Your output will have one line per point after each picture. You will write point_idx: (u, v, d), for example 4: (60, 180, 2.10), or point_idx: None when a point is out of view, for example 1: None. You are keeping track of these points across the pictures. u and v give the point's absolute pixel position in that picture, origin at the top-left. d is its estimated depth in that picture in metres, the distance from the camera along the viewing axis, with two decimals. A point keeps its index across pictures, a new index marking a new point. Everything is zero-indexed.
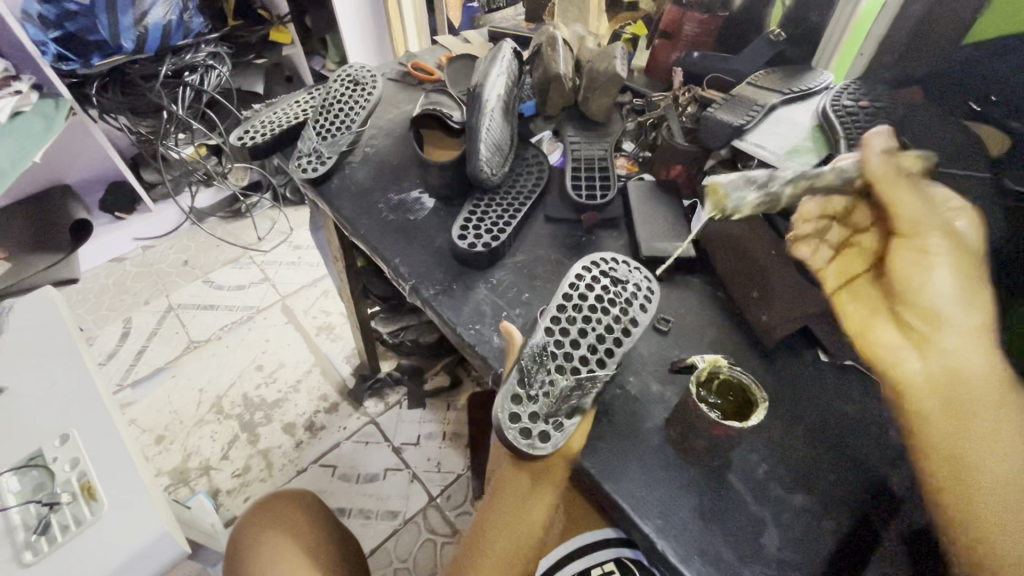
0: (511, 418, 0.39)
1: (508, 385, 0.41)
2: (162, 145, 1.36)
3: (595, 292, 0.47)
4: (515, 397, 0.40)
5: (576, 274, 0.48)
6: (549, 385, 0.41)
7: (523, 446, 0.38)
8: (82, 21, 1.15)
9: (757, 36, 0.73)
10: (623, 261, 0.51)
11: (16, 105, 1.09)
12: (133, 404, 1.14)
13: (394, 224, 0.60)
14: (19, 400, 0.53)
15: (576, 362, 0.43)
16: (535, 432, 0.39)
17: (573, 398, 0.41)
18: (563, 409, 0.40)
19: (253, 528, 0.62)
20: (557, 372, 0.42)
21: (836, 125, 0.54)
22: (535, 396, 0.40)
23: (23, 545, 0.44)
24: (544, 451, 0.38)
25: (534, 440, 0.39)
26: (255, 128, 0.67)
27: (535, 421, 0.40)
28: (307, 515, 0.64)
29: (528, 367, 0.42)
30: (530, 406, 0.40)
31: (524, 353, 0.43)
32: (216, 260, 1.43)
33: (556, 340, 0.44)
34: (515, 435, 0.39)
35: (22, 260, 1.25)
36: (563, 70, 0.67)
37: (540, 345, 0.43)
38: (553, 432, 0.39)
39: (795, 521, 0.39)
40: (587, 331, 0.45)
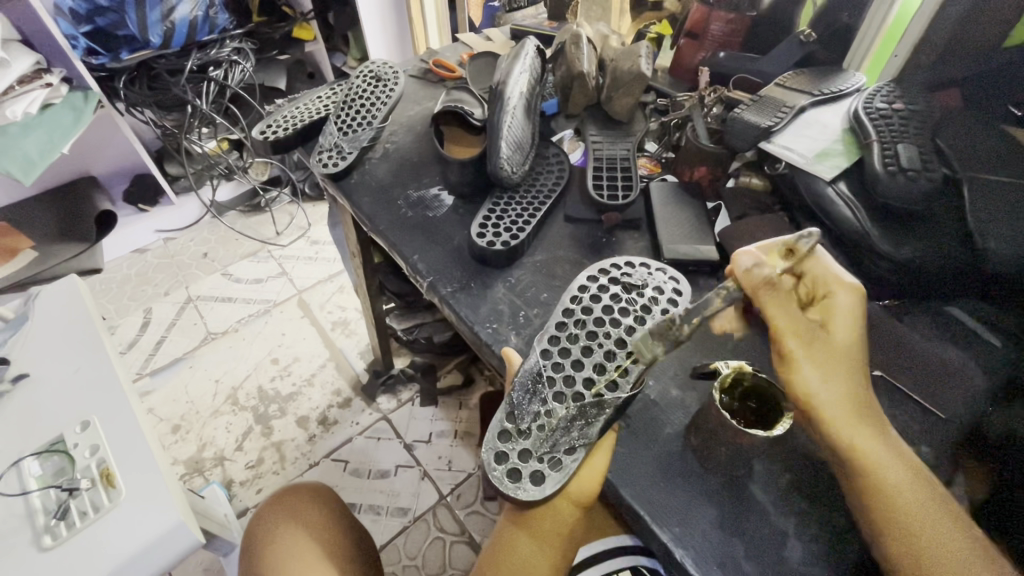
0: (498, 458, 0.39)
1: (497, 421, 0.40)
2: (185, 139, 1.38)
3: (601, 306, 0.46)
4: (504, 434, 0.40)
5: (579, 290, 0.48)
6: (544, 417, 0.40)
7: (511, 488, 0.37)
8: (111, 16, 1.16)
9: (786, 37, 0.72)
10: (640, 265, 0.50)
11: (47, 97, 1.11)
12: (152, 393, 1.16)
13: (413, 221, 0.59)
14: (43, 385, 0.54)
15: (579, 388, 0.42)
16: (525, 474, 0.38)
17: (574, 428, 0.39)
18: (559, 446, 0.39)
19: (266, 521, 0.62)
20: (556, 401, 0.41)
21: (870, 128, 0.52)
22: (526, 431, 0.40)
23: (43, 529, 0.45)
24: (535, 494, 0.37)
25: (523, 482, 0.38)
26: (277, 123, 0.67)
27: (526, 460, 0.39)
28: (319, 509, 0.64)
29: (519, 401, 0.41)
30: (521, 443, 0.39)
31: (517, 385, 0.42)
32: (235, 254, 1.45)
33: (553, 364, 0.43)
34: (502, 477, 0.38)
35: (50, 250, 1.26)
36: (586, 68, 0.66)
37: (535, 373, 0.43)
38: (547, 471, 0.38)
39: (821, 535, 0.38)
40: (591, 351, 0.44)
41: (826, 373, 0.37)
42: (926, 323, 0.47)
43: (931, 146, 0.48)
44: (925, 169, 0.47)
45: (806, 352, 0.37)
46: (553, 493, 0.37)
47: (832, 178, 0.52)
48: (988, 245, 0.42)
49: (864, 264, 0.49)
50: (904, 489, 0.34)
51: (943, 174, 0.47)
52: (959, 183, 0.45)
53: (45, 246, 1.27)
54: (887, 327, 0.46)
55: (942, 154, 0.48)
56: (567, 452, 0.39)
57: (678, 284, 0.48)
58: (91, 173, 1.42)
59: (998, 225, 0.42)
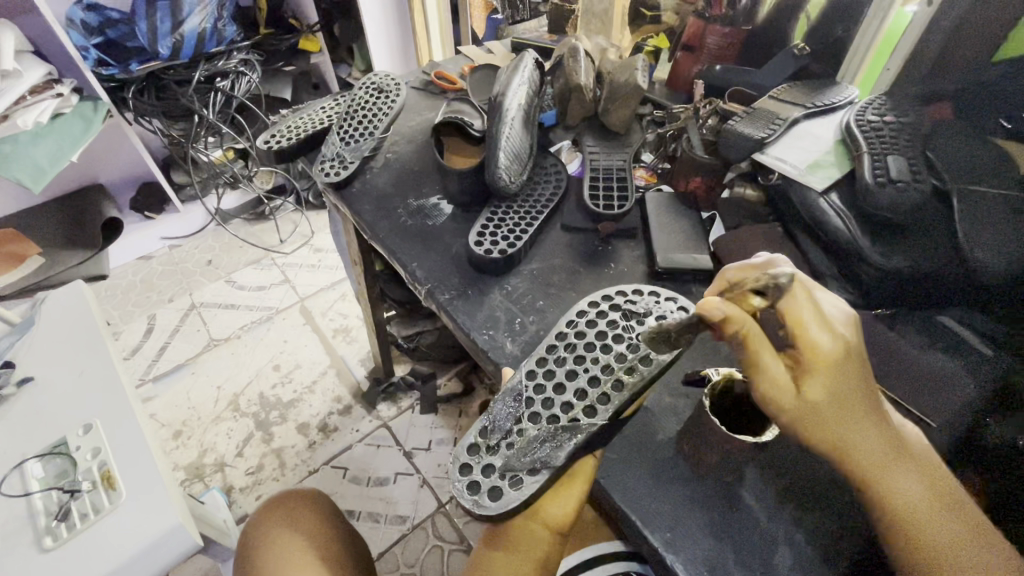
0: (462, 470, 0.40)
1: (470, 434, 0.42)
2: (192, 148, 1.40)
3: (595, 329, 0.46)
4: (474, 448, 0.41)
5: (577, 312, 0.48)
6: (516, 435, 0.41)
7: (465, 499, 0.38)
8: (122, 28, 1.21)
9: (781, 50, 0.73)
10: (649, 294, 0.48)
11: (58, 107, 1.14)
12: (154, 399, 1.17)
13: (412, 229, 0.60)
14: (48, 388, 0.55)
15: (556, 410, 0.42)
16: (484, 487, 0.39)
17: (543, 448, 0.40)
18: (525, 465, 0.39)
19: (260, 527, 0.63)
20: (531, 420, 0.41)
21: (860, 140, 0.54)
22: (495, 447, 0.40)
23: (44, 530, 0.45)
24: (488, 508, 0.37)
25: (482, 497, 0.38)
26: (281, 133, 0.69)
27: (487, 474, 0.39)
28: (315, 514, 0.65)
29: (494, 417, 0.42)
30: (485, 458, 0.40)
31: (497, 401, 0.43)
32: (239, 261, 1.47)
33: (536, 384, 0.44)
34: (463, 488, 0.39)
35: (57, 255, 1.31)
36: (584, 81, 0.68)
37: (516, 391, 0.44)
38: (507, 488, 0.38)
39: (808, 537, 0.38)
40: (576, 375, 0.43)
41: (829, 414, 0.35)
42: (918, 333, 0.46)
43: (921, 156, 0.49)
44: (915, 180, 0.48)
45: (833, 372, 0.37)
46: (507, 511, 0.37)
47: (824, 189, 0.54)
48: (975, 254, 0.41)
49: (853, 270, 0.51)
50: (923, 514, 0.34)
51: (932, 184, 0.46)
52: (947, 194, 0.45)
53: (51, 253, 1.31)
54: (874, 331, 0.48)
55: (931, 164, 0.48)
56: (530, 473, 0.39)
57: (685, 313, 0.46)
58: (98, 181, 1.44)
59: (981, 230, 0.41)
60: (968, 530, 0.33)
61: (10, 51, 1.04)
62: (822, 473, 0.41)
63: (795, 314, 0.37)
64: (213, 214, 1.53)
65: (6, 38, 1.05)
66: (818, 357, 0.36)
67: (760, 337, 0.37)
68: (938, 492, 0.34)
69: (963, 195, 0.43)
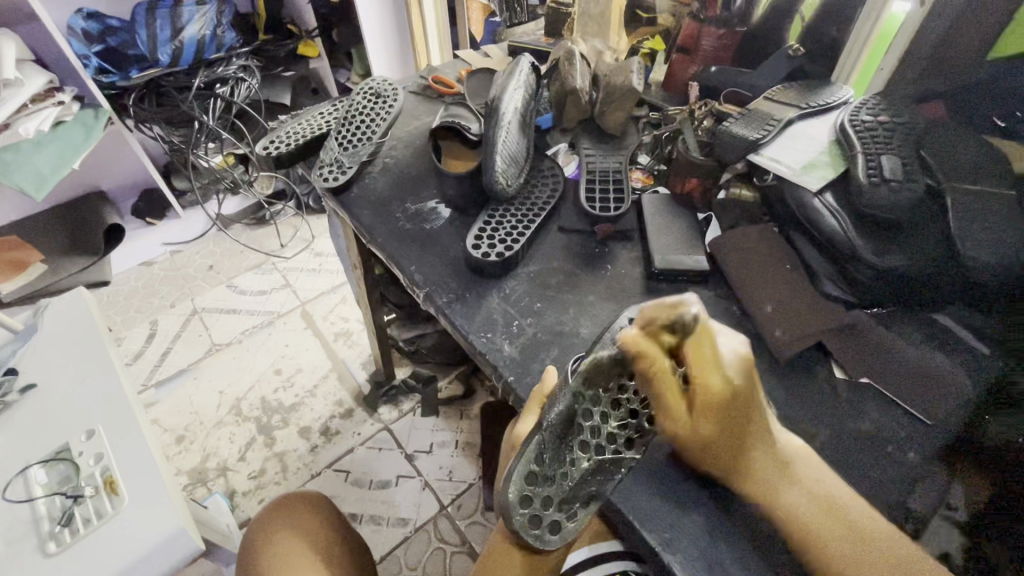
0: (521, 503, 0.37)
1: (524, 463, 0.38)
2: (192, 154, 1.41)
3: None
4: (529, 478, 0.38)
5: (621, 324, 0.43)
6: (568, 467, 0.39)
7: (530, 536, 0.37)
8: (123, 36, 1.26)
9: (776, 51, 0.73)
10: None
11: (59, 115, 1.14)
12: (156, 404, 1.17)
13: (410, 233, 0.61)
14: (51, 394, 0.55)
15: (603, 440, 0.40)
16: (545, 522, 0.37)
17: (594, 481, 0.39)
18: (579, 497, 0.38)
19: (261, 532, 0.63)
20: (580, 451, 0.39)
21: (854, 139, 0.53)
22: (551, 478, 0.38)
23: (48, 536, 0.46)
24: (550, 544, 0.37)
25: (543, 531, 0.37)
26: (280, 139, 0.69)
27: (547, 508, 0.37)
28: (320, 518, 0.65)
29: (546, 445, 0.39)
30: (544, 490, 0.38)
31: (546, 427, 0.39)
32: (240, 266, 1.47)
33: (583, 409, 0.40)
34: (524, 523, 0.37)
35: (58, 262, 1.31)
36: (579, 84, 0.68)
37: (566, 417, 0.39)
38: (564, 521, 0.37)
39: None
40: (620, 404, 0.41)
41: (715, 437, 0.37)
42: (917, 334, 0.47)
43: (915, 157, 0.49)
44: (908, 180, 0.48)
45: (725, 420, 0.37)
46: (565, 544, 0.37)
47: (818, 189, 0.53)
48: (971, 252, 0.43)
49: (848, 271, 0.49)
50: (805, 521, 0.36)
51: (927, 184, 0.48)
52: (943, 193, 0.46)
53: (55, 259, 1.32)
54: (868, 331, 0.48)
55: (925, 163, 0.49)
56: (583, 504, 0.38)
57: None
58: (100, 188, 1.45)
59: (979, 230, 0.43)
60: (896, 575, 0.33)
61: (12, 60, 1.05)
62: None
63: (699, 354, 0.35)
64: (213, 220, 1.53)
65: (7, 47, 1.06)
66: (706, 392, 0.35)
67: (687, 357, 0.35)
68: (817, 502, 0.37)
69: (958, 195, 0.45)
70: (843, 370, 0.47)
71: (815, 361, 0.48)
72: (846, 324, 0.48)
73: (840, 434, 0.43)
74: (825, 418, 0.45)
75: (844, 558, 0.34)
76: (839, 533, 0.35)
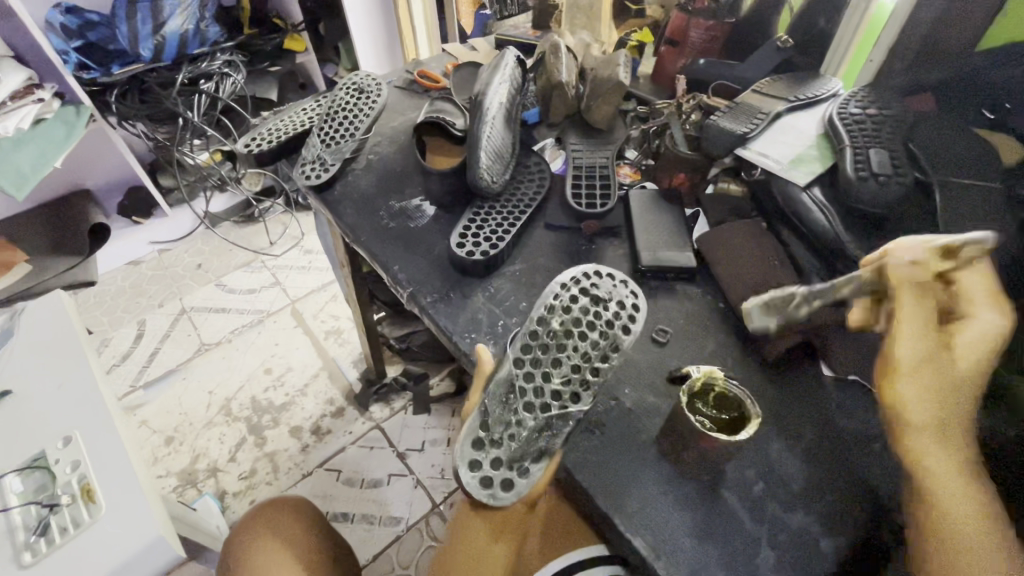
0: (471, 466, 0.39)
1: (471, 429, 0.40)
2: (177, 151, 1.39)
3: (574, 313, 0.45)
4: (476, 443, 0.40)
5: (553, 293, 0.45)
6: (515, 427, 0.40)
7: (482, 496, 0.38)
8: (103, 31, 1.22)
9: (764, 43, 0.72)
10: (607, 275, 0.48)
11: (39, 112, 1.12)
12: (145, 405, 1.16)
13: (394, 231, 0.60)
14: (27, 401, 0.53)
15: (547, 399, 0.42)
16: (496, 481, 0.39)
17: (541, 437, 0.40)
18: (529, 453, 0.40)
19: (241, 536, 0.62)
20: (526, 411, 0.41)
21: (842, 133, 0.53)
22: (499, 441, 0.40)
23: (23, 546, 0.45)
24: (504, 500, 0.38)
25: (496, 490, 0.38)
26: (261, 136, 0.68)
27: (498, 469, 0.39)
28: (301, 520, 0.64)
29: (491, 410, 0.40)
30: (492, 452, 0.39)
31: (489, 393, 0.41)
32: (229, 264, 1.46)
33: (524, 372, 0.42)
34: (476, 485, 0.38)
35: (44, 262, 1.30)
36: (566, 78, 0.67)
37: (507, 382, 0.42)
38: (515, 479, 0.39)
39: (775, 536, 0.38)
40: (560, 363, 0.43)
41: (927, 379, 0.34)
42: None
43: (903, 151, 0.49)
44: (897, 174, 0.47)
45: (918, 388, 0.34)
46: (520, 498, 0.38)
47: (806, 184, 0.53)
48: None
49: (835, 266, 0.50)
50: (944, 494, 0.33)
51: (915, 177, 0.47)
52: (931, 186, 0.46)
53: (39, 259, 1.30)
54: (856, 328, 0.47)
55: (913, 156, 0.48)
56: (533, 460, 0.40)
57: (641, 299, 0.47)
58: (85, 186, 1.43)
59: (964, 222, 0.42)
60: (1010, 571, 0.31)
61: None
62: (805, 475, 0.41)
63: (967, 292, 0.37)
64: (201, 218, 1.51)
65: None
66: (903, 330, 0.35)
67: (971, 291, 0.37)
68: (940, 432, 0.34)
69: (947, 188, 0.44)
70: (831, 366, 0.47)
71: (802, 359, 0.48)
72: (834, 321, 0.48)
73: (827, 433, 0.43)
74: (812, 416, 0.44)
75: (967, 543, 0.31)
76: (981, 538, 0.31)
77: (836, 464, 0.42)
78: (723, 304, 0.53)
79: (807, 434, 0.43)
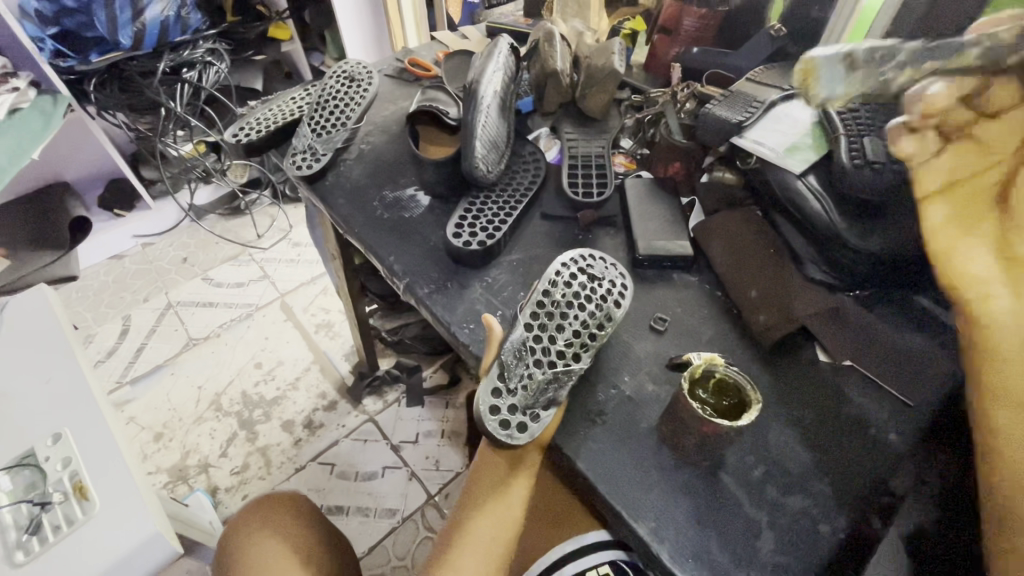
0: (491, 410, 0.41)
1: (489, 379, 0.42)
2: (160, 142, 1.36)
3: (574, 286, 0.48)
4: (495, 392, 0.42)
5: (555, 271, 0.48)
6: (528, 379, 0.42)
7: (501, 436, 0.40)
8: (79, 18, 1.14)
9: (757, 32, 0.72)
10: (599, 257, 0.51)
11: (15, 102, 1.08)
12: (132, 401, 1.14)
13: (388, 222, 0.59)
14: (13, 397, 0.52)
15: (554, 356, 0.44)
16: (512, 424, 0.41)
17: (551, 388, 0.43)
18: (540, 401, 0.42)
19: (256, 535, 0.61)
20: (535, 365, 0.43)
21: (836, 122, 0.54)
22: (513, 389, 0.42)
23: (15, 545, 0.44)
24: (520, 439, 0.40)
25: (513, 431, 0.40)
26: (250, 125, 0.67)
27: (514, 413, 0.41)
28: (304, 528, 0.62)
29: (506, 361, 0.43)
30: (509, 399, 0.41)
31: (505, 349, 0.44)
32: (216, 258, 1.43)
33: (533, 331, 0.45)
34: (495, 426, 0.40)
35: (22, 257, 1.26)
36: (560, 66, 0.66)
37: (520, 341, 0.44)
38: (529, 422, 0.41)
39: (775, 522, 0.39)
40: (564, 327, 0.45)
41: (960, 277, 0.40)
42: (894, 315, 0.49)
43: None
44: (891, 162, 0.48)
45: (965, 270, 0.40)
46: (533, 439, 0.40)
47: (802, 172, 0.52)
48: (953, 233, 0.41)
49: (830, 254, 0.51)
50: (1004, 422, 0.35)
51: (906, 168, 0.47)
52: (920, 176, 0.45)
53: (18, 254, 1.27)
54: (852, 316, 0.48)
55: None
56: (544, 408, 0.42)
57: (628, 279, 0.50)
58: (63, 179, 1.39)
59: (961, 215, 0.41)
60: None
61: None
62: (800, 459, 0.42)
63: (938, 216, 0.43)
64: (186, 211, 1.48)
65: None
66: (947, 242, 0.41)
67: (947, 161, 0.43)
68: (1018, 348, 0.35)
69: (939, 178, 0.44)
70: (826, 352, 0.47)
71: (797, 348, 0.48)
72: (830, 308, 0.48)
73: (824, 415, 0.44)
74: (808, 402, 0.45)
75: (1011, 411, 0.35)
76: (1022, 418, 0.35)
77: (833, 448, 0.42)
78: (719, 293, 0.53)
79: (807, 417, 0.44)
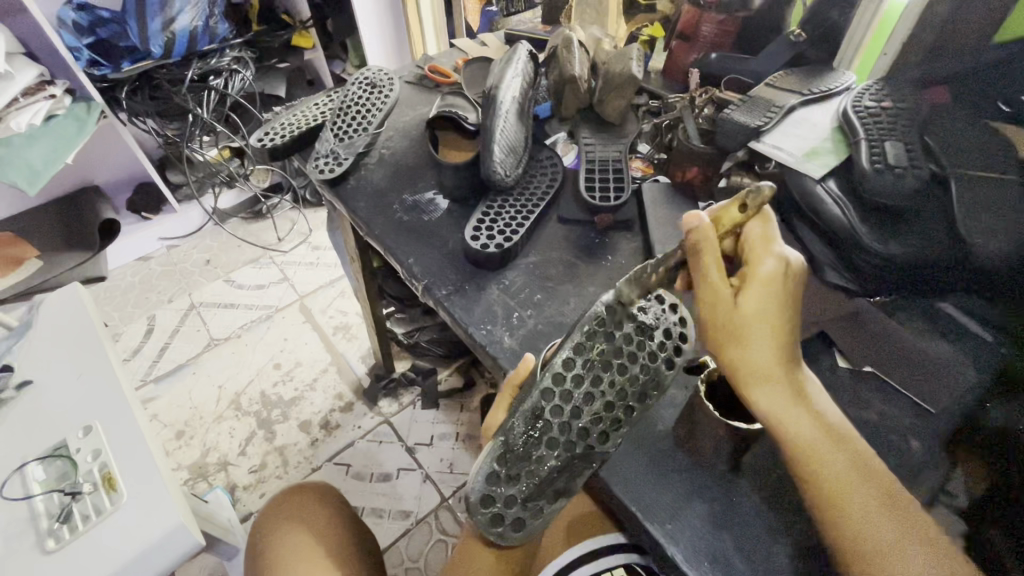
0: (483, 502, 0.38)
1: (487, 462, 0.39)
2: (187, 147, 1.39)
3: (615, 341, 0.43)
4: (492, 478, 0.39)
5: (597, 318, 0.43)
6: (534, 466, 0.39)
7: (491, 534, 0.37)
8: (113, 27, 1.20)
9: (775, 37, 0.72)
10: (655, 298, 0.46)
11: (51, 108, 1.12)
12: (156, 399, 1.17)
13: (408, 225, 0.60)
14: (45, 392, 0.54)
15: (573, 435, 0.40)
16: (507, 519, 0.38)
17: (561, 478, 0.39)
18: (546, 494, 0.39)
19: (308, 539, 0.60)
20: (548, 447, 0.39)
21: (857, 127, 0.54)
22: (515, 478, 0.39)
23: (47, 533, 0.46)
24: (512, 540, 0.37)
25: (506, 529, 0.38)
26: (275, 130, 0.68)
27: (510, 506, 0.38)
28: (327, 515, 0.64)
29: (514, 444, 0.39)
30: (507, 489, 0.38)
31: (513, 426, 0.40)
32: (239, 260, 1.46)
33: (553, 405, 0.41)
34: (486, 521, 0.38)
35: (54, 258, 1.30)
36: (578, 72, 0.67)
37: (533, 416, 0.40)
38: (527, 519, 0.38)
39: (791, 526, 0.39)
40: (593, 399, 0.41)
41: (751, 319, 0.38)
42: (918, 321, 0.48)
43: (918, 142, 0.49)
44: (911, 165, 0.48)
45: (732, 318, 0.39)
46: (529, 540, 0.38)
47: (821, 176, 0.53)
48: (975, 241, 0.41)
49: (852, 259, 0.50)
50: (884, 542, 0.33)
51: (930, 171, 0.46)
52: (946, 180, 0.45)
53: (50, 256, 1.31)
54: (873, 321, 0.49)
55: (928, 149, 0.48)
56: (549, 500, 0.39)
57: (688, 325, 0.45)
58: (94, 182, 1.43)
59: (978, 215, 0.42)
60: (901, 523, 0.34)
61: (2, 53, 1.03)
62: None
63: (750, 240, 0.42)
64: (210, 214, 1.52)
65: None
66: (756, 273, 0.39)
67: (712, 256, 0.40)
68: (834, 439, 0.37)
69: (963, 180, 0.44)
70: (847, 358, 0.48)
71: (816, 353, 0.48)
72: (849, 312, 0.51)
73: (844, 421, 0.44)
74: None
75: (846, 491, 0.35)
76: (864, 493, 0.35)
77: None
78: None
79: None
